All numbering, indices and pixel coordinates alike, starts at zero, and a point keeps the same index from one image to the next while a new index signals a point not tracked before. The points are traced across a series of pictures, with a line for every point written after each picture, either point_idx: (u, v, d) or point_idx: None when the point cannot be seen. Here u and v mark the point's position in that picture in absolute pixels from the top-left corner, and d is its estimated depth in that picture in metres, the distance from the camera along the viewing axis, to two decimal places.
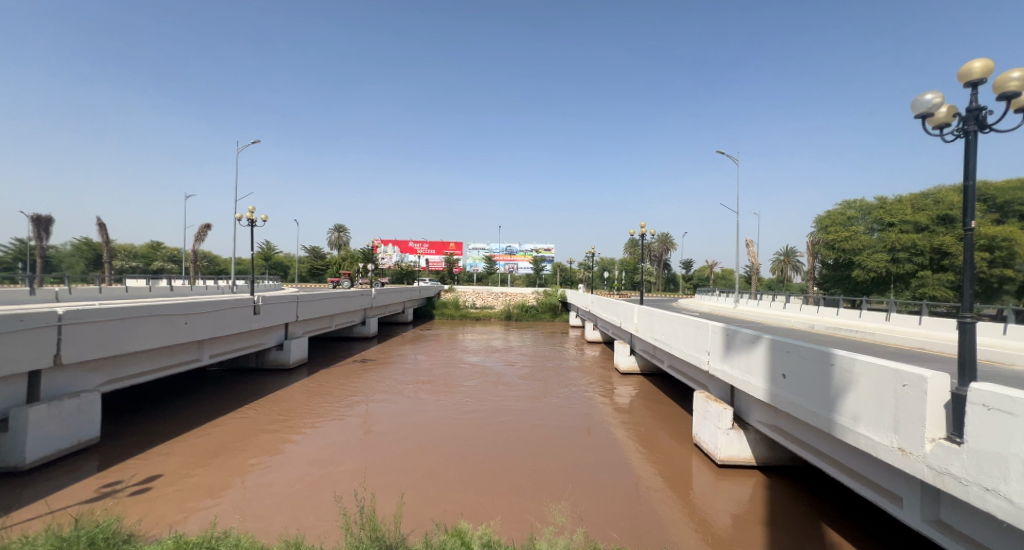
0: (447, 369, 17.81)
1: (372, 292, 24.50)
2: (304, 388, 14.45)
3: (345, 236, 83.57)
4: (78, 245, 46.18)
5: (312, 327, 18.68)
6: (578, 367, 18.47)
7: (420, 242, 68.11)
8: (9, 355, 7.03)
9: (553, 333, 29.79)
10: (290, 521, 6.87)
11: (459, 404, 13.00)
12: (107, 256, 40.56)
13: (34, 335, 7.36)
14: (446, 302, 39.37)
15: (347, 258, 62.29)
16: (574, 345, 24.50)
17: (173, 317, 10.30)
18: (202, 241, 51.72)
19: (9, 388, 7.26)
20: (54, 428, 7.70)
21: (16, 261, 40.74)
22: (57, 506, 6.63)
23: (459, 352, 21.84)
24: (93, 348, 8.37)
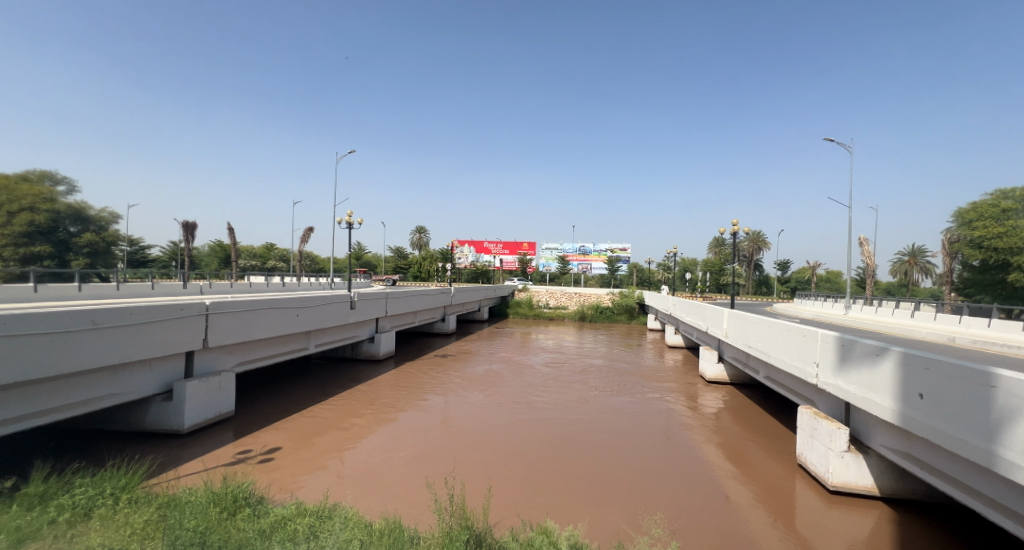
0: (524, 368, 18.18)
1: (451, 291, 25.53)
2: (393, 379, 15.44)
3: (426, 237, 87.31)
4: (214, 247, 52.43)
5: (398, 323, 19.86)
6: (660, 373, 18.03)
7: (496, 241, 69.55)
8: (172, 338, 8.35)
9: (631, 337, 29.27)
10: (389, 502, 7.45)
11: (538, 405, 13.25)
12: (233, 256, 45.69)
13: (190, 322, 8.67)
14: (519, 302, 40.03)
15: (426, 258, 64.70)
16: (653, 350, 23.91)
17: (287, 309, 11.55)
18: (306, 242, 56.35)
19: (171, 365, 8.60)
20: (204, 400, 9.01)
21: (172, 260, 47.33)
22: (207, 466, 7.75)
23: (534, 351, 22.18)
24: (230, 334, 9.66)
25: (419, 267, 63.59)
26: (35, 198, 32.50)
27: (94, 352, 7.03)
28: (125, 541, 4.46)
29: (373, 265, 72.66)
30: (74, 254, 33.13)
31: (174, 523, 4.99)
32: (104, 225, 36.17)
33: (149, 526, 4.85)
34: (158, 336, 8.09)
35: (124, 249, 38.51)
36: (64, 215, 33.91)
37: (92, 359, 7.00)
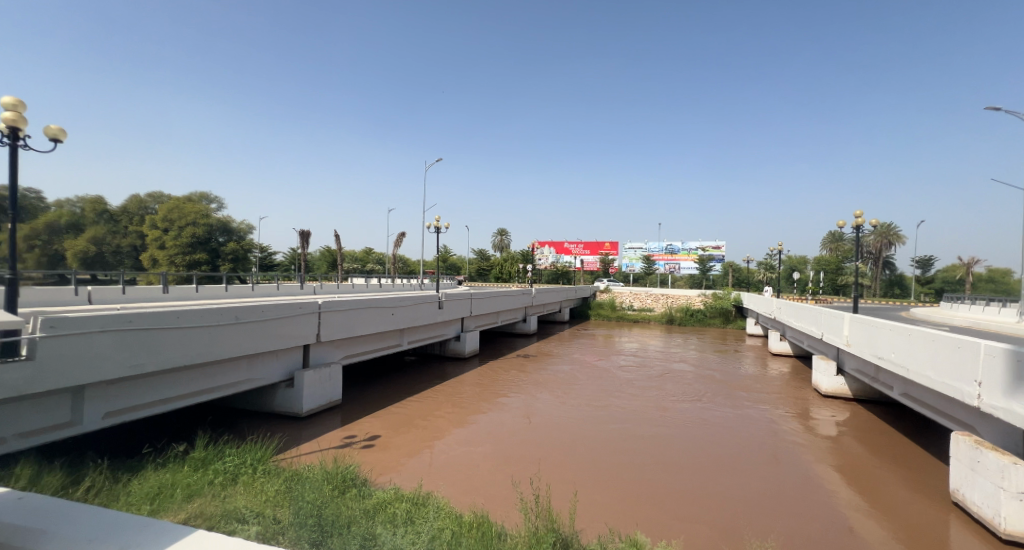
0: (608, 371, 18.10)
1: (532, 292, 25.95)
2: (478, 377, 16.09)
3: (507, 239, 88.84)
4: (324, 252, 57.26)
5: (481, 323, 20.60)
6: (754, 383, 17.13)
7: (576, 242, 69.29)
8: (294, 332, 9.44)
9: (725, 342, 27.97)
10: (478, 497, 7.87)
11: (624, 410, 13.17)
12: (338, 259, 49.65)
13: (307, 318, 9.73)
14: (602, 303, 39.76)
15: (507, 258, 65.94)
16: (748, 357, 22.69)
17: (385, 308, 12.51)
18: (398, 246, 59.53)
19: (291, 356, 9.72)
20: (319, 389, 10.09)
21: (291, 265, 52.19)
22: (320, 448, 8.66)
23: (618, 354, 21.98)
24: (338, 330, 10.70)
25: (501, 268, 64.86)
26: (192, 216, 36.54)
27: (237, 343, 8.20)
28: (263, 506, 5.19)
29: (458, 267, 75.24)
30: (222, 259, 38.03)
31: (298, 493, 5.72)
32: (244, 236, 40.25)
33: (279, 494, 5.60)
34: (284, 330, 9.19)
35: (259, 257, 42.72)
36: (216, 227, 38.27)
37: (235, 349, 8.15)
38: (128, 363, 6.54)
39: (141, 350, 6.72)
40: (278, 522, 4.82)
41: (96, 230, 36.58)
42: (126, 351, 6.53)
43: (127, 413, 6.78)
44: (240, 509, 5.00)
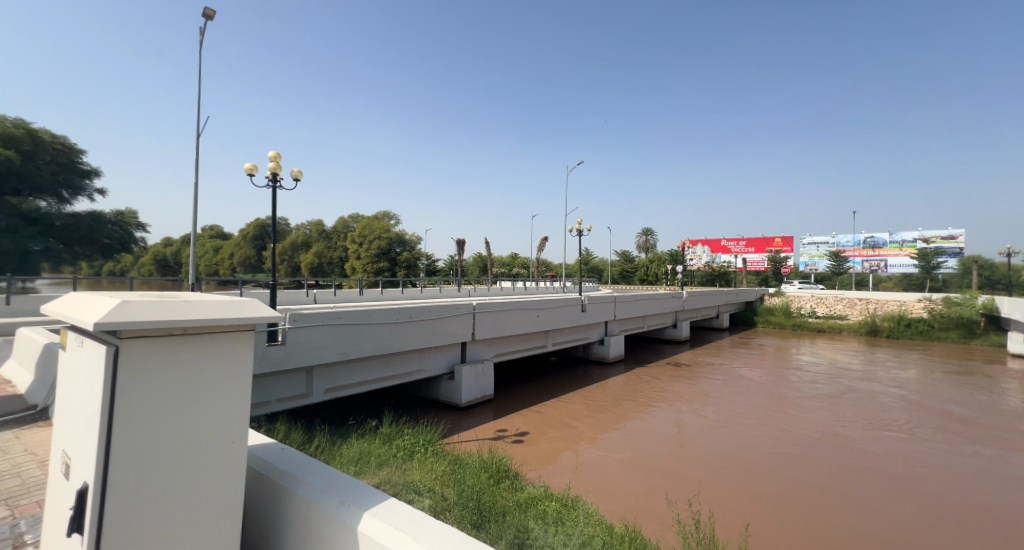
0: (773, 387, 16.51)
1: (683, 296, 24.82)
2: (625, 383, 15.95)
3: (652, 238, 85.96)
4: (474, 258, 61.18)
5: (627, 327, 20.30)
6: (972, 413, 14.06)
7: (736, 238, 64.07)
8: (453, 331, 10.46)
9: (943, 361, 23.07)
10: (629, 510, 7.77)
11: (795, 431, 11.88)
12: (488, 264, 52.92)
13: (462, 318, 10.69)
14: (774, 308, 36.10)
15: (656, 259, 63.47)
16: (972, 382, 18.48)
17: (531, 311, 13.05)
18: (542, 250, 60.71)
19: (451, 352, 10.79)
20: (476, 383, 11.06)
21: (450, 271, 56.73)
22: (476, 438, 9.43)
23: (789, 369, 19.80)
24: (490, 330, 11.54)
25: (646, 270, 62.88)
26: (377, 231, 42.02)
27: (412, 337, 9.49)
28: (433, 481, 5.98)
29: (602, 268, 75.09)
30: (398, 267, 42.15)
31: (461, 474, 6.47)
32: (416, 246, 43.88)
33: (446, 474, 6.35)
34: (445, 328, 10.23)
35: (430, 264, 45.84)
36: (393, 240, 42.38)
37: (408, 343, 9.41)
38: (337, 351, 8.27)
39: (347, 341, 8.41)
40: (446, 500, 5.48)
41: (318, 245, 45.64)
42: (336, 341, 8.26)
43: (340, 389, 8.69)
44: (415, 482, 5.81)
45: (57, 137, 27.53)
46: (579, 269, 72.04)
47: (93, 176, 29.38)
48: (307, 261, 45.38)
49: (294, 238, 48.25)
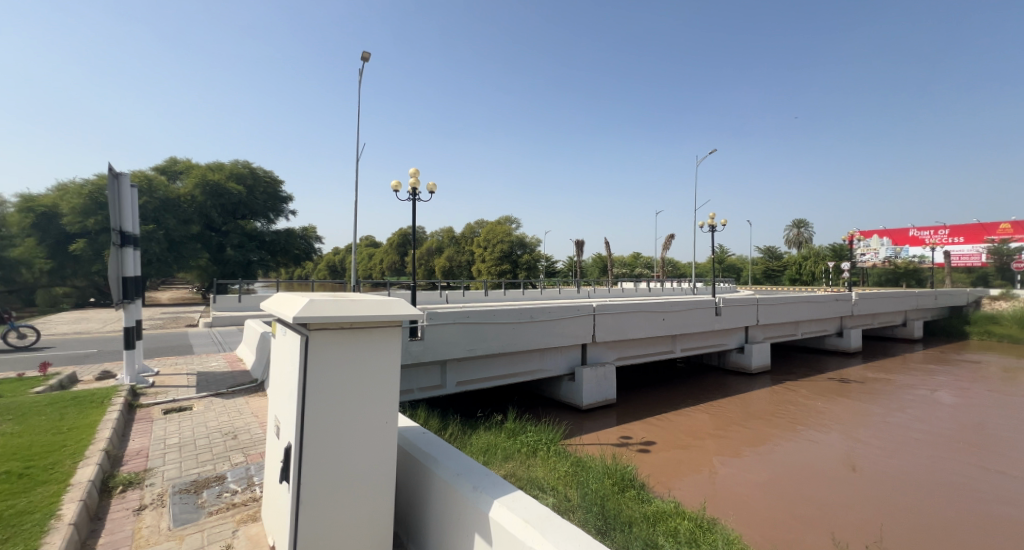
0: (968, 408, 13.68)
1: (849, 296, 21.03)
2: (771, 394, 14.53)
3: (805, 231, 77.35)
4: (593, 259, 60.55)
5: (774, 332, 18.02)
6: None
7: (938, 227, 56.58)
8: (573, 332, 10.59)
9: None
10: (774, 533, 6.95)
11: (996, 461, 9.71)
12: (609, 266, 52.17)
13: (583, 320, 10.76)
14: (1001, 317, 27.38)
15: (811, 255, 57.35)
16: None
17: (655, 313, 12.49)
18: (668, 248, 57.90)
19: (571, 353, 10.94)
20: (597, 386, 11.03)
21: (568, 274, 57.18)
22: (599, 442, 9.44)
23: (999, 389, 16.13)
24: (612, 332, 11.40)
25: (799, 267, 57.14)
26: (500, 235, 43.62)
27: (533, 337, 9.80)
28: (556, 481, 6.16)
29: (741, 266, 69.49)
30: (519, 268, 43.55)
31: (583, 475, 6.56)
32: (536, 248, 44.53)
33: (569, 475, 6.46)
34: (565, 329, 10.39)
35: (549, 266, 46.78)
36: (514, 243, 43.75)
37: (530, 342, 9.76)
38: (466, 347, 8.88)
39: (474, 338, 8.99)
40: (568, 501, 5.61)
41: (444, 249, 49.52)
42: (465, 338, 8.88)
43: (470, 383, 9.33)
44: (539, 480, 5.99)
45: (270, 173, 33.82)
46: (713, 269, 67.96)
47: (287, 201, 34.60)
48: (440, 264, 49.13)
49: (428, 244, 52.20)
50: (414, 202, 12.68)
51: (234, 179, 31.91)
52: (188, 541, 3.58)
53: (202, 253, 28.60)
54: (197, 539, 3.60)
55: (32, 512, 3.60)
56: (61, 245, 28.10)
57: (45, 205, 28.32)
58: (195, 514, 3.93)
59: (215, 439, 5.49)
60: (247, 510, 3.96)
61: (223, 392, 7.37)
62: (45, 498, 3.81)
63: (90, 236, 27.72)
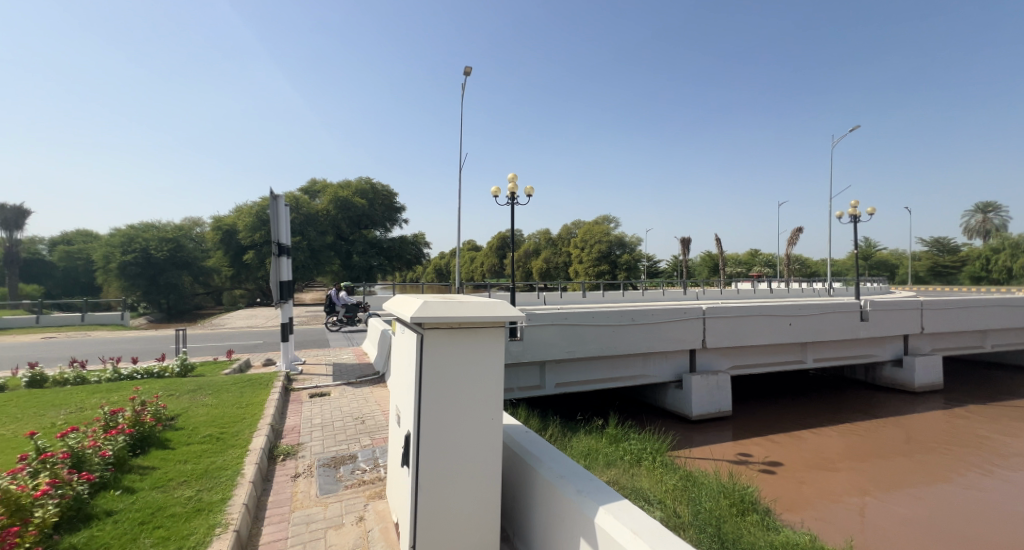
0: None
1: None
2: (936, 410, 12.17)
3: (997, 216, 65.09)
4: (704, 258, 57.57)
5: (949, 344, 13.90)
6: None
7: None
8: (679, 337, 10.02)
9: None
10: None
11: None
12: (721, 265, 49.21)
13: (691, 323, 10.11)
14: None
15: (1003, 247, 48.34)
16: None
17: (778, 318, 10.95)
18: (795, 244, 52.54)
19: (678, 359, 10.41)
20: (708, 397, 10.31)
21: (673, 272, 55.27)
22: (713, 457, 8.88)
23: None
24: (727, 338, 10.46)
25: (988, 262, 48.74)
26: (597, 235, 43.15)
27: (634, 341, 9.58)
28: (663, 494, 5.89)
29: (897, 262, 61.13)
30: (619, 269, 42.64)
31: (693, 490, 6.27)
32: (636, 248, 43.44)
33: (677, 489, 6.19)
34: (669, 334, 9.90)
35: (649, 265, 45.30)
36: (612, 243, 43.00)
37: (632, 346, 9.56)
38: (565, 349, 8.95)
39: (573, 340, 9.03)
40: (679, 517, 5.34)
41: (545, 250, 49.99)
42: (564, 340, 8.95)
43: (570, 385, 9.38)
44: (644, 492, 5.77)
45: (386, 189, 36.65)
46: (860, 267, 60.75)
47: (400, 211, 37.20)
48: (538, 266, 49.70)
49: (526, 247, 53.17)
50: (513, 206, 13.02)
51: (359, 195, 34.89)
52: (330, 508, 4.04)
53: (335, 260, 31.47)
54: (337, 507, 4.05)
55: (227, 468, 4.41)
56: (238, 256, 32.16)
57: (226, 223, 32.29)
58: (334, 486, 4.41)
59: (348, 422, 6.10)
60: (375, 487, 4.35)
61: (352, 381, 8.13)
62: (235, 458, 4.63)
63: (257, 247, 31.51)
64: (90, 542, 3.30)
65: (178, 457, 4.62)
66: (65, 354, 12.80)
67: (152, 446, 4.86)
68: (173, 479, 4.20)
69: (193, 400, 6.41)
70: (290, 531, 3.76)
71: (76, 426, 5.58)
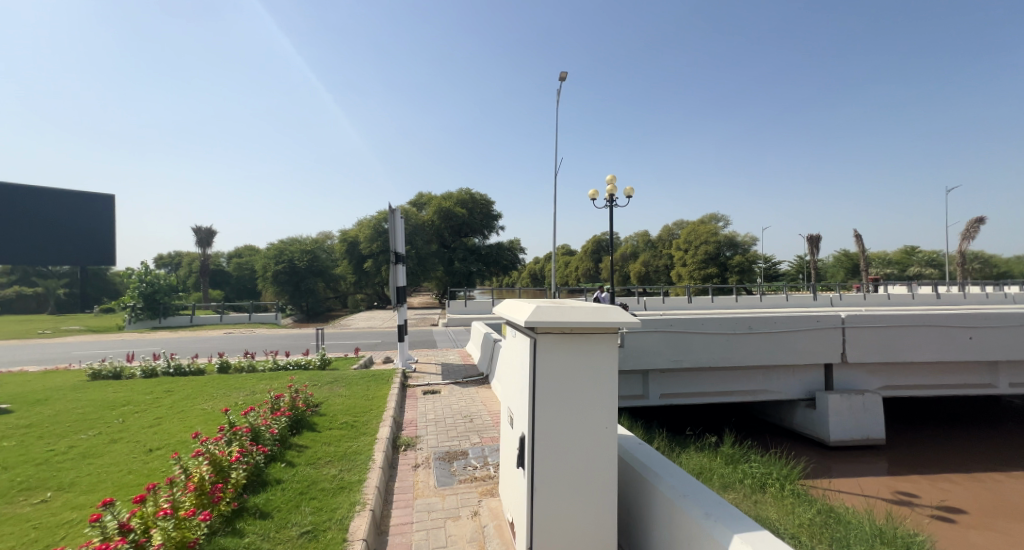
0: None
1: None
2: None
3: None
4: (839, 257, 52.38)
5: None
6: None
7: None
8: (810, 349, 8.96)
9: None
10: None
11: None
12: (864, 265, 44.08)
13: (826, 334, 8.92)
14: None
15: None
16: None
17: (950, 330, 9.02)
18: (971, 239, 44.79)
19: (812, 375, 9.30)
20: (849, 420, 8.95)
21: (799, 273, 51.39)
22: (865, 495, 7.52)
23: None
24: (876, 353, 8.98)
25: None
26: (703, 235, 41.12)
27: (751, 352, 8.90)
28: (796, 529, 5.13)
29: None
30: (730, 271, 40.04)
31: (839, 529, 5.41)
32: (750, 248, 40.37)
33: (815, 525, 5.40)
34: (797, 345, 8.94)
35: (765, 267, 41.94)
36: (722, 243, 40.60)
37: (749, 357, 8.90)
38: (671, 358, 8.77)
39: (680, 349, 8.79)
40: None
41: (645, 254, 48.83)
42: (669, 348, 8.78)
43: (676, 396, 9.16)
44: (773, 526, 5.05)
45: (484, 198, 37.77)
46: None
47: (498, 218, 38.09)
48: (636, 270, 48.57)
49: (624, 250, 52.45)
50: (613, 207, 12.90)
51: (460, 205, 36.47)
52: (447, 500, 4.26)
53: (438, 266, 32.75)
54: (454, 500, 4.24)
55: (361, 453, 4.81)
56: (359, 264, 35.13)
57: (351, 235, 35.82)
58: (449, 479, 4.64)
59: (457, 420, 6.37)
60: (487, 485, 4.49)
61: (459, 380, 8.50)
62: (366, 445, 5.03)
63: (375, 256, 34.27)
64: (267, 504, 3.83)
65: (324, 438, 5.17)
66: (237, 345, 15.04)
67: (303, 428, 5.49)
68: (321, 457, 4.68)
69: (330, 390, 7.11)
70: (414, 516, 4.02)
71: (251, 406, 6.52)
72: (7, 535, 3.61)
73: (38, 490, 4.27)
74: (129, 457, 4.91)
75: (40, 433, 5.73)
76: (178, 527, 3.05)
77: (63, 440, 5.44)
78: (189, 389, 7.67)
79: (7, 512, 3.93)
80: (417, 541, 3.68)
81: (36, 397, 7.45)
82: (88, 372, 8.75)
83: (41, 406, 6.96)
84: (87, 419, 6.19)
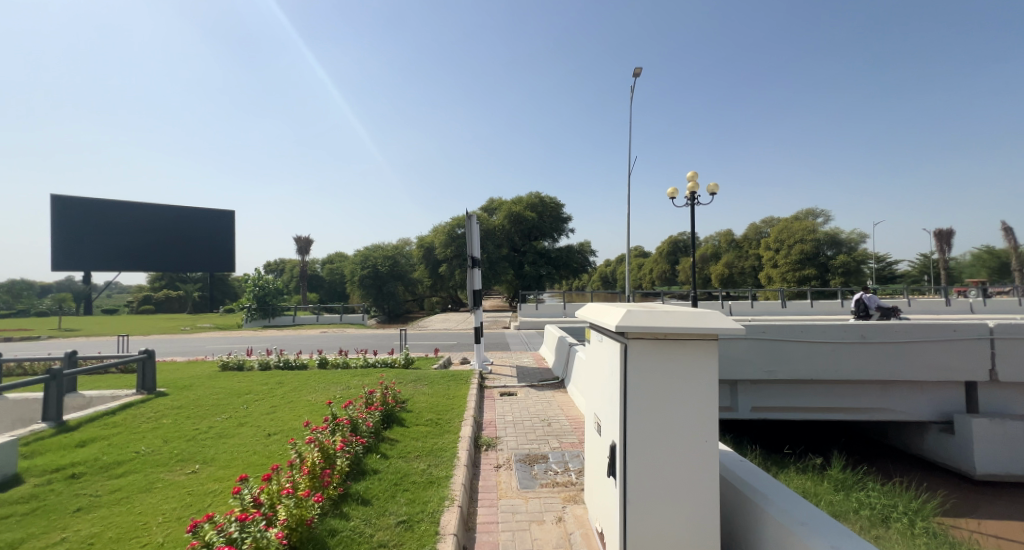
0: None
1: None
2: None
3: None
4: (982, 254, 46.64)
5: None
6: None
7: None
8: (948, 364, 8.03)
9: None
10: None
11: None
12: (1016, 263, 39.02)
13: (965, 346, 7.95)
14: None
15: None
16: None
17: None
18: None
19: (951, 393, 8.33)
20: (1002, 449, 7.89)
21: (924, 272, 47.13)
22: None
23: None
24: None
25: None
26: (799, 233, 38.62)
27: (869, 365, 8.18)
28: None
29: None
30: (833, 273, 37.28)
31: None
32: (856, 246, 37.43)
33: None
34: (929, 359, 8.06)
35: (874, 267, 38.61)
36: (820, 241, 37.91)
37: (862, 371, 8.20)
38: (763, 368, 8.43)
39: (775, 359, 8.41)
40: None
41: (728, 255, 46.56)
42: (762, 358, 8.43)
43: (768, 409, 8.70)
44: None
45: (554, 201, 37.77)
46: None
47: (568, 220, 38.06)
48: (719, 271, 46.61)
49: (704, 250, 50.50)
50: (694, 205, 12.47)
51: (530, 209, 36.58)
52: (530, 503, 4.26)
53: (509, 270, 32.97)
54: (537, 504, 4.24)
55: (446, 450, 4.92)
56: (435, 269, 36.53)
57: (428, 241, 37.15)
58: (531, 482, 4.63)
59: (537, 423, 6.38)
60: (569, 491, 4.45)
61: (534, 384, 8.52)
62: (450, 443, 5.13)
63: (449, 260, 35.17)
64: (367, 491, 4.02)
65: (412, 434, 5.34)
66: (335, 343, 16.01)
67: (393, 422, 5.72)
68: (411, 451, 4.85)
69: (415, 388, 7.34)
70: (499, 516, 4.06)
71: (350, 400, 6.89)
72: (168, 498, 4.04)
73: (188, 462, 4.78)
74: (253, 439, 5.34)
75: (187, 414, 6.40)
76: (298, 505, 3.24)
77: (204, 421, 6.05)
78: (297, 382, 8.25)
79: (168, 478, 4.42)
80: (504, 541, 3.72)
81: (181, 383, 8.34)
82: (220, 362, 9.68)
83: (187, 390, 7.78)
84: (221, 403, 6.85)
